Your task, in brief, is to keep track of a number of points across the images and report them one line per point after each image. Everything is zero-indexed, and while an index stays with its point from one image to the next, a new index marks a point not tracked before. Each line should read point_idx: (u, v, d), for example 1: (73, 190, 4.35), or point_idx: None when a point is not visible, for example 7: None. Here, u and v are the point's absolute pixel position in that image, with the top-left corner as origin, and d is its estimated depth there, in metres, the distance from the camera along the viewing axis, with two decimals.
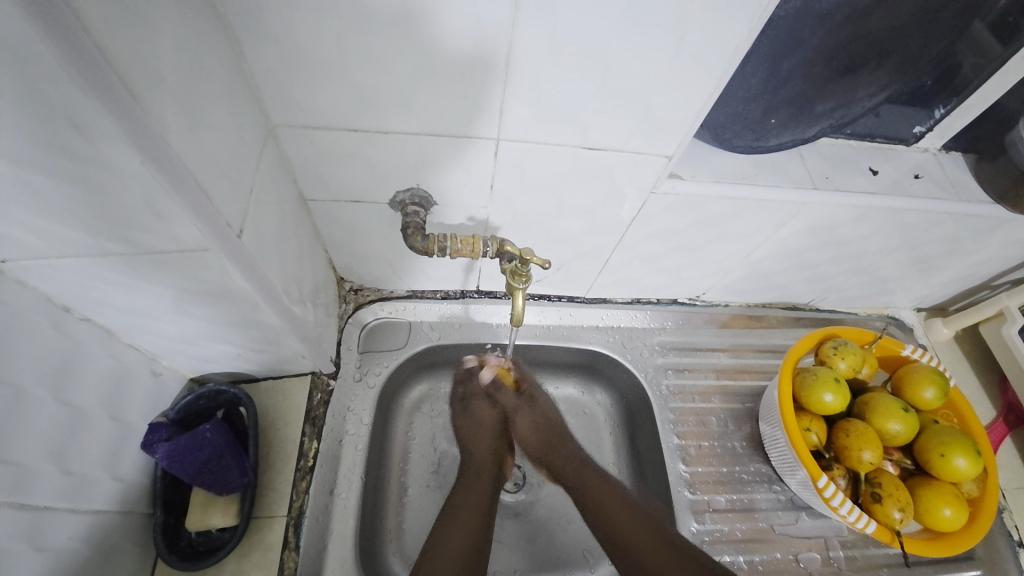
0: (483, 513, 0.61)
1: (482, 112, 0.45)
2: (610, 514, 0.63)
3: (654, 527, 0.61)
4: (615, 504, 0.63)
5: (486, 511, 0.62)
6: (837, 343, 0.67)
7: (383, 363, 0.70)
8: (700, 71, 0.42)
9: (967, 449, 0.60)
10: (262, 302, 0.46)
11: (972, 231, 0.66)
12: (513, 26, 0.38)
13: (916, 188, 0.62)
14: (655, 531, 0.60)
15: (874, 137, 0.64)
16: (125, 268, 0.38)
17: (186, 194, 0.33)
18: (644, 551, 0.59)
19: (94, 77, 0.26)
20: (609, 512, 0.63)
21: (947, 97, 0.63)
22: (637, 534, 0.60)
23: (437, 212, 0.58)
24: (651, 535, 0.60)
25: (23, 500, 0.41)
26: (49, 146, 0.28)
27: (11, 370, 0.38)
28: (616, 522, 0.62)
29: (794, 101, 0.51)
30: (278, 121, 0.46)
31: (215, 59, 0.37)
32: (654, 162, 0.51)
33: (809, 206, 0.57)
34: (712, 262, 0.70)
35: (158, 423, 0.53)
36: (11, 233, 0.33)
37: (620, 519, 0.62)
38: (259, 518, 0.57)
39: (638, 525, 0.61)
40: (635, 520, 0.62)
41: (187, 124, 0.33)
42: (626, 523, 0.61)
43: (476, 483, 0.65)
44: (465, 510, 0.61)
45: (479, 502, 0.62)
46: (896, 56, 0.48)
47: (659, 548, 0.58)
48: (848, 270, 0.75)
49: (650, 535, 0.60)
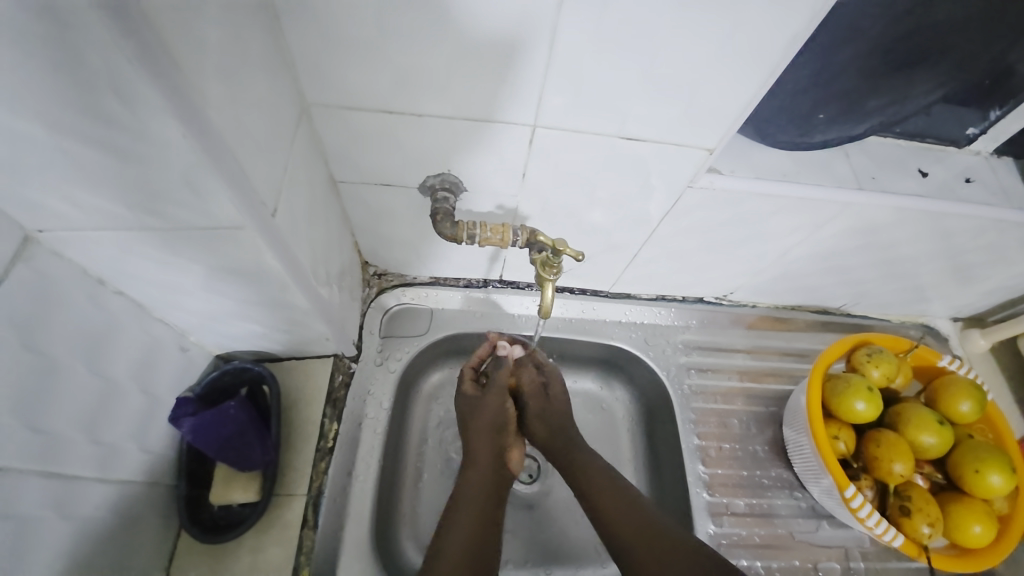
0: (482, 509, 0.58)
1: (519, 97, 0.44)
2: (610, 514, 0.57)
3: (667, 539, 0.53)
4: (622, 504, 0.57)
5: (483, 508, 0.58)
6: (872, 350, 0.64)
7: (404, 349, 0.70)
8: (749, 62, 0.40)
9: (1002, 466, 0.58)
10: (289, 282, 0.45)
11: (1021, 240, 0.63)
12: (556, 8, 0.36)
13: (966, 192, 0.59)
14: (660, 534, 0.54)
15: (924, 137, 0.61)
16: (159, 243, 0.38)
17: (225, 170, 0.33)
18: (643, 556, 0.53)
19: (142, 46, 0.25)
20: (610, 507, 0.57)
21: (1003, 99, 0.59)
22: (639, 535, 0.54)
23: (466, 199, 0.57)
24: (652, 540, 0.53)
25: (53, 468, 0.42)
26: (93, 114, 0.28)
27: (47, 339, 0.39)
28: (619, 525, 0.56)
29: (845, 96, 0.48)
30: (313, 100, 0.45)
31: (254, 31, 0.36)
32: (693, 155, 0.49)
33: (853, 206, 0.55)
34: (744, 261, 0.68)
35: (185, 399, 0.54)
36: (51, 203, 0.33)
37: (621, 521, 0.56)
38: (279, 496, 0.58)
39: (634, 521, 0.56)
40: (640, 529, 0.55)
41: (227, 98, 0.33)
42: (630, 526, 0.55)
43: (473, 478, 0.61)
44: (464, 503, 0.58)
45: (479, 492, 0.59)
46: (955, 52, 0.46)
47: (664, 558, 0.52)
48: (885, 275, 0.72)
49: (661, 547, 0.53)
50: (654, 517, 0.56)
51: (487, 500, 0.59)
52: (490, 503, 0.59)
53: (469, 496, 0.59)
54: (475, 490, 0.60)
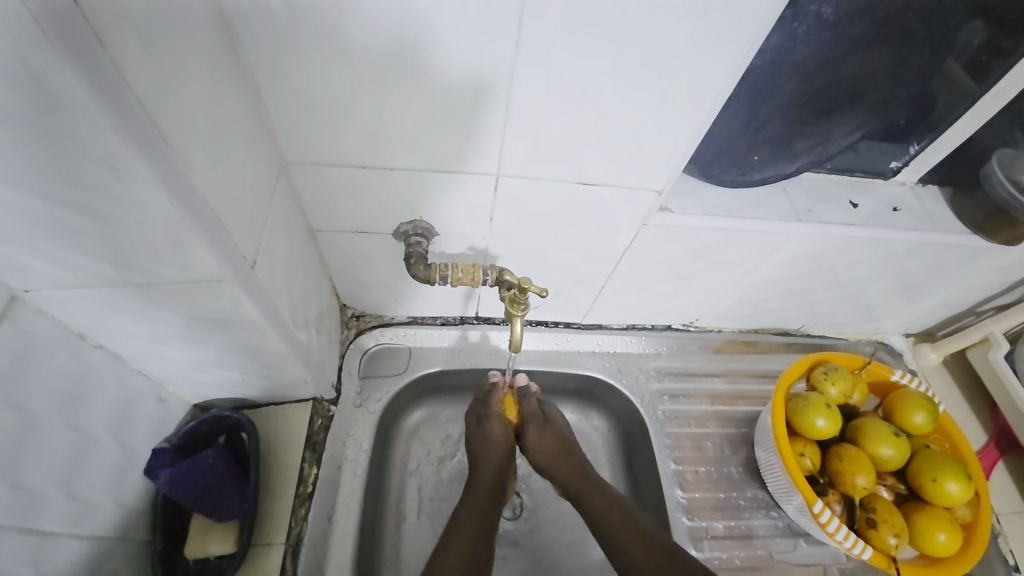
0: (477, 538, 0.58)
1: (481, 149, 0.48)
2: (608, 526, 0.58)
3: (661, 550, 0.55)
4: (613, 511, 0.60)
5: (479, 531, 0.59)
6: (828, 369, 0.68)
7: (383, 389, 0.71)
8: (688, 112, 0.45)
9: (958, 474, 0.61)
10: (268, 330, 0.47)
11: (953, 259, 0.69)
12: (511, 71, 0.41)
13: (895, 220, 0.65)
14: (650, 541, 0.56)
15: (853, 171, 0.67)
16: (142, 297, 0.40)
17: (206, 230, 0.35)
18: (635, 552, 0.55)
19: (132, 125, 0.28)
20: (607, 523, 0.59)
21: (922, 134, 0.66)
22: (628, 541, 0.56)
23: (438, 242, 0.60)
24: (649, 546, 0.56)
25: (31, 525, 0.41)
26: (82, 184, 0.30)
27: (27, 397, 0.39)
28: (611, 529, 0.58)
29: (773, 140, 0.54)
30: (290, 158, 0.49)
31: (236, 101, 0.39)
32: (645, 196, 0.54)
33: (795, 236, 0.60)
34: (704, 289, 0.72)
35: (161, 449, 0.54)
36: (34, 263, 0.35)
37: (614, 526, 0.58)
38: (258, 545, 0.58)
39: (633, 532, 0.57)
40: (636, 538, 0.56)
41: (210, 165, 0.35)
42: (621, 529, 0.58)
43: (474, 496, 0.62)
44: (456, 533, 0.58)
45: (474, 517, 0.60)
46: (867, 99, 0.52)
47: (657, 560, 0.54)
48: (836, 297, 0.77)
49: (651, 554, 0.55)
50: (636, 520, 0.58)
51: (480, 523, 0.60)
52: (481, 529, 0.59)
53: (466, 517, 0.60)
54: (472, 509, 0.61)
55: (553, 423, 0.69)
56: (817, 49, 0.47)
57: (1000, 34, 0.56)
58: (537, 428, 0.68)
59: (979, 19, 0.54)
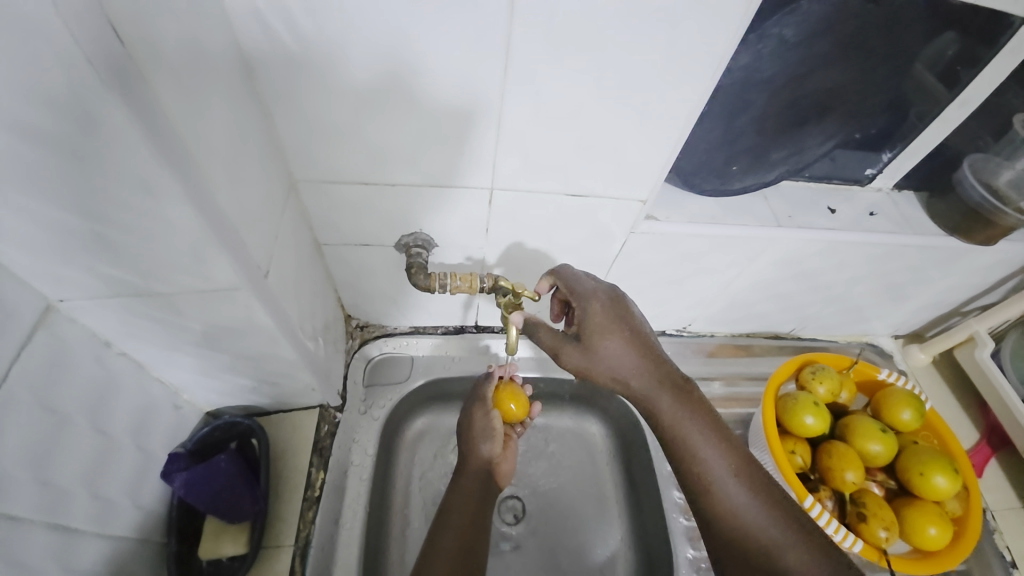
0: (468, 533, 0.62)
1: (475, 164, 0.52)
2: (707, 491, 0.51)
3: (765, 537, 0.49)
4: (713, 468, 0.51)
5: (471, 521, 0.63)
6: (816, 368, 0.70)
7: (387, 396, 0.73)
8: (665, 126, 0.49)
9: (945, 468, 0.62)
10: (279, 336, 0.50)
11: (933, 261, 0.72)
12: (499, 92, 0.45)
13: (872, 224, 0.68)
14: (741, 467, 0.52)
15: (831, 179, 0.70)
16: (164, 306, 0.43)
17: (226, 243, 0.39)
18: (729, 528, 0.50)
19: (167, 151, 0.32)
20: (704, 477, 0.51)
21: (893, 143, 0.68)
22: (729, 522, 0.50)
23: (438, 253, 0.63)
24: (733, 454, 0.52)
25: (58, 521, 0.44)
26: (117, 202, 0.33)
27: (58, 400, 0.42)
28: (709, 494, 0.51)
29: (749, 151, 0.58)
30: (300, 177, 0.52)
31: (252, 125, 0.43)
32: (631, 206, 0.57)
33: (777, 241, 0.63)
34: (694, 294, 0.75)
35: (177, 454, 0.57)
36: (70, 274, 0.38)
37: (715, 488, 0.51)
38: (267, 548, 0.60)
39: (734, 504, 0.50)
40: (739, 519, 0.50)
41: (230, 184, 0.39)
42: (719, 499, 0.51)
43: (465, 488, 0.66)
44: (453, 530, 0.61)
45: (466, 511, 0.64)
46: (837, 110, 0.58)
47: (743, 468, 0.52)
48: (823, 299, 0.79)
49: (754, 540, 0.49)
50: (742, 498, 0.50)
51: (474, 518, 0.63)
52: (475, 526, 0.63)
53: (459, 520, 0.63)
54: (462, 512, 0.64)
55: (599, 352, 0.52)
56: (781, 67, 0.52)
57: (974, 43, 0.55)
58: (582, 361, 0.53)
59: (953, 30, 0.54)
